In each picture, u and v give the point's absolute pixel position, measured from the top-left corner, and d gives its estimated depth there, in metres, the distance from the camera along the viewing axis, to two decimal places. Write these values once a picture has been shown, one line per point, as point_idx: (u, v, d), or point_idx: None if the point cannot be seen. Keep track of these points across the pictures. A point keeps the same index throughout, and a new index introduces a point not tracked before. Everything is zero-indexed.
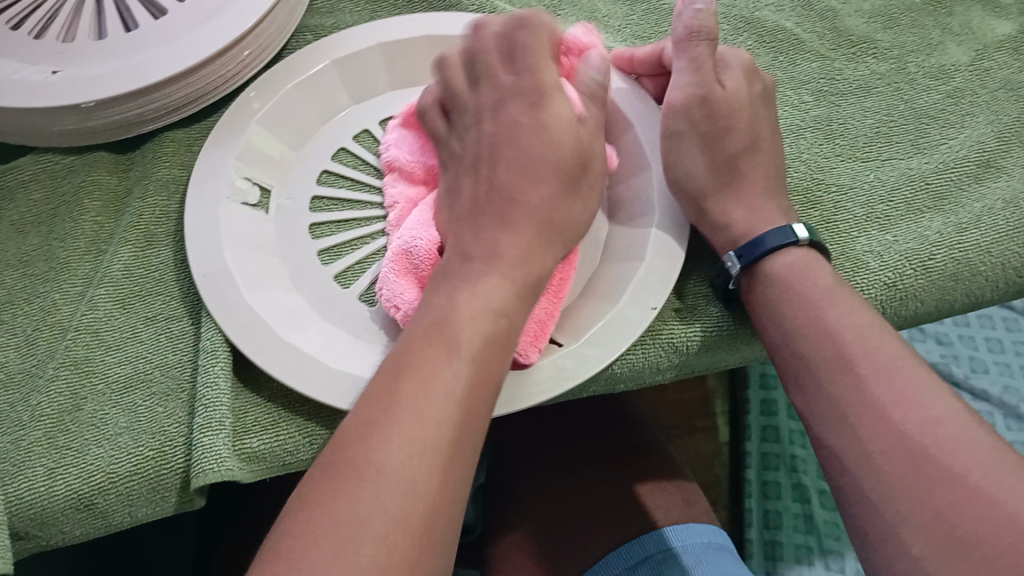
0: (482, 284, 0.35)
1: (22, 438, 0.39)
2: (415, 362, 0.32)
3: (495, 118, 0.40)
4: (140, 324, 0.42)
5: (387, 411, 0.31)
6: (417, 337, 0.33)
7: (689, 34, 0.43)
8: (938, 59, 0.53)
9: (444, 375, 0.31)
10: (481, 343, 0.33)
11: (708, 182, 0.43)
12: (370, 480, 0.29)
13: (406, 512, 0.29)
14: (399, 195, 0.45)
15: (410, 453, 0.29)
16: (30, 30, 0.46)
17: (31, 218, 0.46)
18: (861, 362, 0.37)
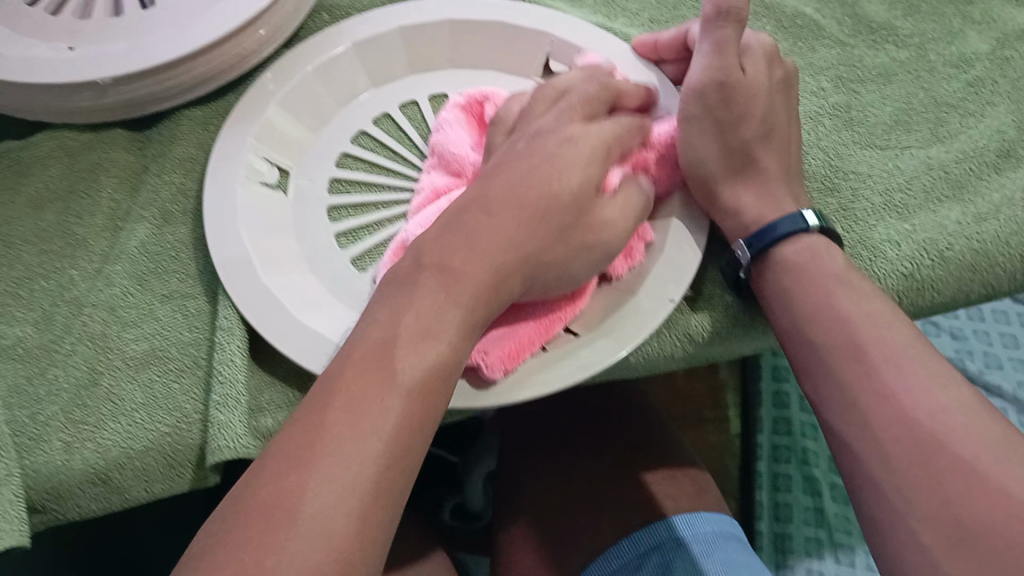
0: (435, 303, 0.34)
1: (40, 412, 0.39)
2: (349, 394, 0.31)
3: None
4: (156, 302, 0.42)
5: (314, 448, 0.30)
6: (353, 363, 0.32)
7: (718, 15, 0.42)
8: (958, 47, 0.52)
9: (376, 410, 0.31)
10: (421, 374, 0.32)
11: (720, 166, 0.42)
12: (291, 527, 0.28)
13: (326, 560, 0.28)
14: (431, 182, 0.44)
15: (336, 498, 0.29)
16: (47, 7, 0.47)
17: (47, 193, 0.46)
18: (873, 350, 0.36)
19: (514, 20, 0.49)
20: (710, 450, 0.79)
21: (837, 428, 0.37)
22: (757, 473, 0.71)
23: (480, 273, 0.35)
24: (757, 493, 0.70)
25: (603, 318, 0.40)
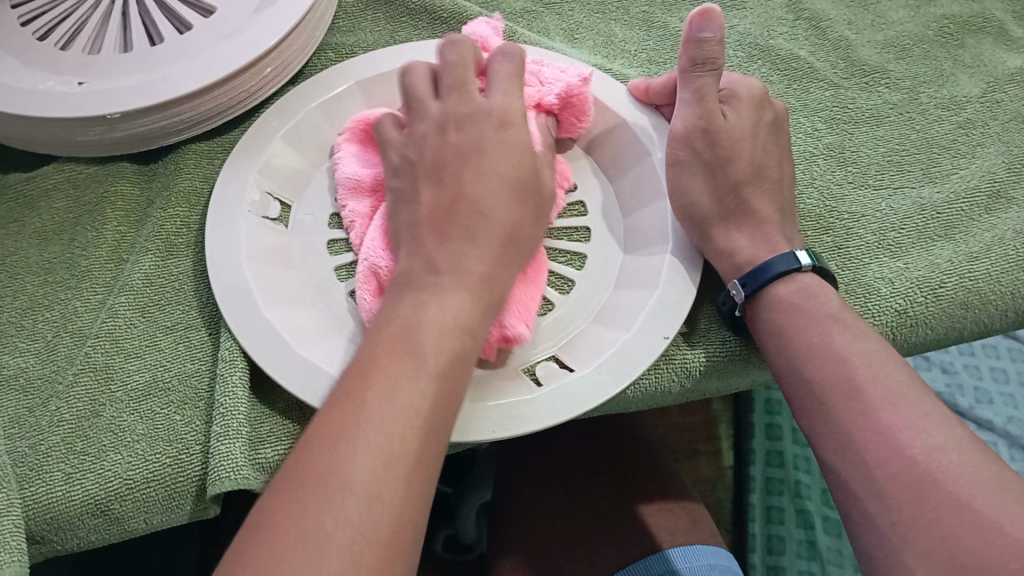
0: (442, 294, 0.34)
1: (41, 443, 0.39)
2: (380, 372, 0.31)
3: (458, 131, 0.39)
4: (159, 333, 0.42)
5: (354, 421, 0.30)
6: (380, 346, 0.33)
7: (693, 65, 0.44)
8: (949, 90, 0.54)
9: (409, 388, 0.31)
10: (448, 355, 0.33)
11: (712, 209, 0.43)
12: (336, 491, 0.28)
13: (376, 523, 0.28)
14: (352, 207, 0.45)
15: (378, 467, 0.29)
16: (56, 41, 0.48)
17: (53, 226, 0.46)
18: (868, 387, 0.37)
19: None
20: (706, 486, 0.79)
21: (834, 463, 0.37)
22: (750, 506, 0.71)
23: (458, 279, 0.35)
24: (749, 526, 0.70)
25: (599, 353, 0.41)
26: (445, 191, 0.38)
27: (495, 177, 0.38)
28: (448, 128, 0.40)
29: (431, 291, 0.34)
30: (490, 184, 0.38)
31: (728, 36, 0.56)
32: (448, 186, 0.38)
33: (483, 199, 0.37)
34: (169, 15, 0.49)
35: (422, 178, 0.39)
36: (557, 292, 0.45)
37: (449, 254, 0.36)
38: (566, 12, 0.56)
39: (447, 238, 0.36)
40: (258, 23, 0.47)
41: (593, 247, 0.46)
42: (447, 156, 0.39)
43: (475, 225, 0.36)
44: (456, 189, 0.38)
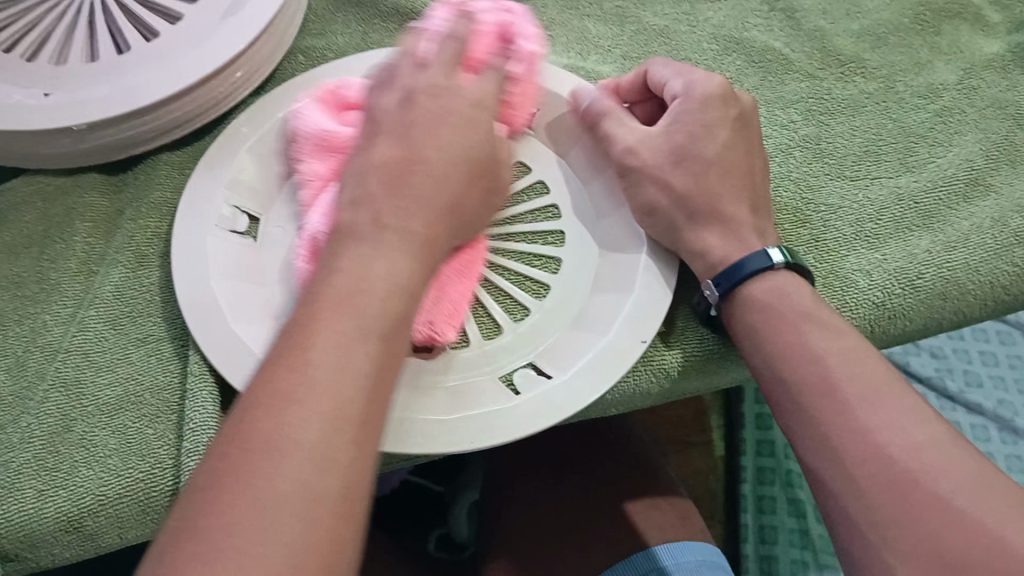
0: (390, 260, 0.33)
1: (11, 461, 0.39)
2: (325, 334, 0.30)
3: (426, 100, 0.39)
4: (131, 346, 0.42)
5: (301, 383, 0.29)
6: (324, 303, 0.31)
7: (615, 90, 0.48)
8: (926, 78, 0.53)
9: (358, 351, 0.30)
10: (392, 324, 0.32)
11: (679, 207, 0.43)
12: (284, 459, 0.27)
13: (326, 485, 0.28)
14: (312, 170, 0.44)
15: (324, 424, 0.28)
16: (22, 52, 0.47)
17: (23, 240, 0.46)
18: (844, 385, 0.36)
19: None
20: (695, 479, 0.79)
21: (812, 462, 0.37)
22: (742, 496, 0.71)
23: (407, 242, 0.35)
24: (742, 516, 0.70)
25: (576, 359, 0.41)
26: (400, 150, 0.37)
27: (455, 145, 0.38)
28: (419, 95, 0.39)
29: (379, 256, 0.33)
30: (448, 156, 0.38)
31: (702, 29, 0.55)
32: (407, 145, 0.37)
33: (437, 162, 0.37)
34: (134, 22, 0.48)
35: (381, 134, 0.38)
36: (533, 297, 0.44)
37: (397, 211, 0.35)
38: (538, 9, 0.56)
39: (399, 192, 0.36)
40: (224, 28, 0.46)
41: (566, 249, 0.46)
42: (414, 119, 0.38)
43: (423, 193, 0.36)
44: (414, 149, 0.37)
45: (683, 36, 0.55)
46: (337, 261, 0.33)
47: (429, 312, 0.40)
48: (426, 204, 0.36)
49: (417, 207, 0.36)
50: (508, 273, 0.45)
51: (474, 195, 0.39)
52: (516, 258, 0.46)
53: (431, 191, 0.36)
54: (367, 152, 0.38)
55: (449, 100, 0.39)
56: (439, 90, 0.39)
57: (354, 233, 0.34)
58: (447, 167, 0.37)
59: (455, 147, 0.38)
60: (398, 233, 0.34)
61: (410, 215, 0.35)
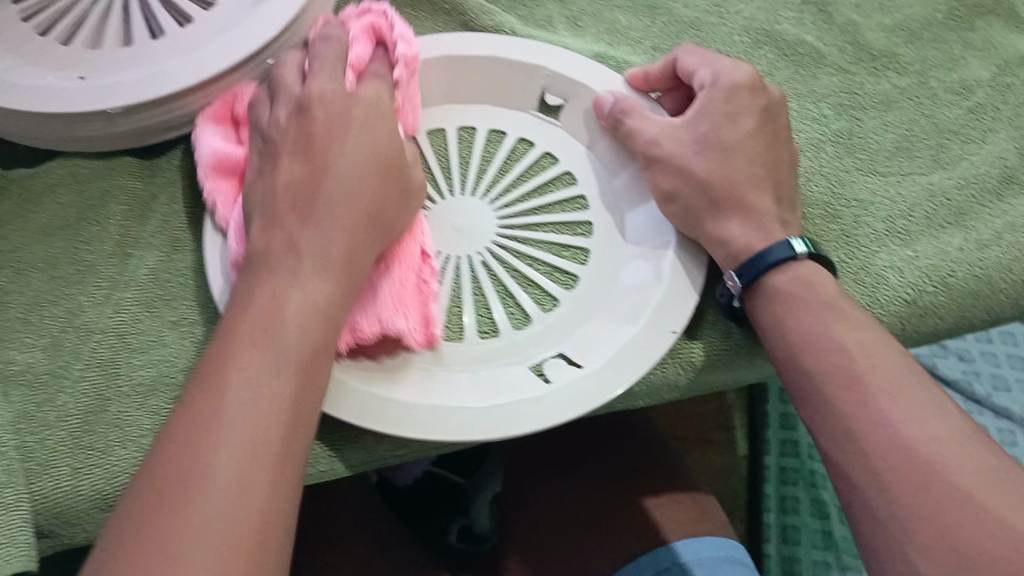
0: (305, 286, 0.34)
1: (47, 439, 0.40)
2: (237, 370, 0.31)
3: (325, 105, 0.39)
4: (165, 329, 0.43)
5: (211, 418, 0.30)
6: (236, 341, 0.33)
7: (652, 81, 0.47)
8: (959, 74, 0.53)
9: (269, 386, 0.31)
10: (308, 350, 0.33)
11: (702, 198, 0.42)
12: (195, 500, 0.28)
13: (241, 521, 0.29)
14: (216, 189, 0.44)
15: (239, 460, 0.29)
16: (58, 36, 0.48)
17: (58, 221, 0.46)
18: (867, 378, 0.36)
19: (551, 64, 0.48)
20: (716, 472, 0.79)
21: (834, 454, 0.37)
22: (766, 496, 0.71)
23: (322, 262, 0.36)
24: (765, 515, 0.70)
25: (605, 349, 0.41)
26: (307, 165, 0.38)
27: (364, 152, 0.39)
28: (313, 105, 0.39)
29: (294, 282, 0.35)
30: (356, 165, 0.38)
31: (733, 22, 0.55)
32: (315, 162, 0.38)
33: (349, 178, 0.38)
34: (169, 7, 0.49)
35: (284, 153, 0.39)
36: (563, 288, 0.45)
37: (310, 232, 0.36)
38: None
39: (311, 214, 0.37)
40: (256, 16, 0.47)
41: (595, 241, 0.46)
42: (314, 131, 0.39)
43: (337, 211, 0.37)
44: (320, 166, 0.38)
45: (713, 28, 0.55)
46: (252, 295, 0.34)
47: (368, 313, 0.39)
48: (339, 219, 0.37)
49: (330, 224, 0.37)
50: (536, 264, 0.46)
51: (395, 196, 0.39)
52: (546, 248, 0.46)
53: (347, 203, 0.37)
54: (275, 172, 0.38)
55: (353, 104, 0.40)
56: (334, 95, 0.40)
57: (270, 262, 0.35)
58: (358, 178, 0.38)
59: (360, 155, 0.39)
60: (311, 254, 0.36)
61: (326, 235, 0.36)
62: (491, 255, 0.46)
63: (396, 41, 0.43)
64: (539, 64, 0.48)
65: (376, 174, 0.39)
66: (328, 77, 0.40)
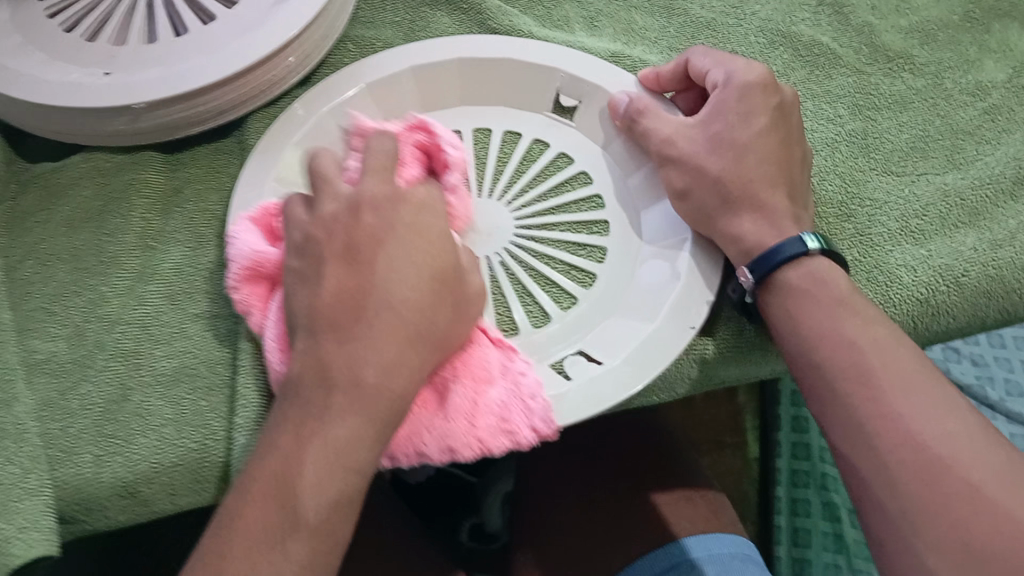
0: (330, 433, 0.33)
1: (71, 426, 0.40)
2: (251, 528, 0.33)
3: (373, 212, 0.37)
4: (188, 321, 0.43)
5: None
6: (254, 492, 0.33)
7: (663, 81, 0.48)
8: (974, 75, 0.53)
9: (276, 552, 0.32)
10: (327, 508, 0.33)
11: (717, 196, 0.43)
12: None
13: None
14: (251, 295, 0.40)
15: None
16: (83, 33, 0.48)
17: (81, 214, 0.47)
18: (880, 374, 0.37)
19: (564, 66, 0.49)
20: (728, 474, 0.79)
21: (846, 450, 0.37)
22: (778, 498, 0.72)
23: (354, 396, 0.34)
24: (776, 518, 0.71)
25: (624, 346, 0.41)
26: (350, 283, 0.36)
27: (411, 268, 0.36)
28: (361, 211, 0.37)
29: (324, 427, 0.33)
30: (406, 285, 0.36)
31: (749, 23, 0.55)
32: (354, 276, 0.36)
33: (396, 301, 0.35)
34: (192, 5, 0.49)
35: (325, 260, 0.36)
36: (579, 286, 0.45)
37: (352, 363, 0.34)
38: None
39: (348, 340, 0.35)
40: (279, 14, 0.47)
41: (611, 240, 0.46)
42: (360, 244, 0.36)
43: (375, 341, 0.35)
44: (366, 284, 0.36)
45: (729, 29, 0.55)
46: (283, 434, 0.34)
47: (432, 435, 0.37)
48: (384, 349, 0.34)
49: (369, 353, 0.34)
50: (554, 262, 0.46)
51: (446, 313, 0.36)
52: (561, 246, 0.47)
53: (392, 332, 0.35)
54: (315, 281, 0.36)
55: (398, 210, 0.37)
56: (383, 199, 0.37)
57: (308, 394, 0.34)
58: (406, 302, 0.35)
59: (412, 272, 0.36)
60: (345, 392, 0.34)
61: (362, 362, 0.34)
62: (508, 253, 0.46)
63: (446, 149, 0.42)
64: (552, 66, 0.49)
65: (427, 293, 0.36)
66: (378, 176, 0.38)
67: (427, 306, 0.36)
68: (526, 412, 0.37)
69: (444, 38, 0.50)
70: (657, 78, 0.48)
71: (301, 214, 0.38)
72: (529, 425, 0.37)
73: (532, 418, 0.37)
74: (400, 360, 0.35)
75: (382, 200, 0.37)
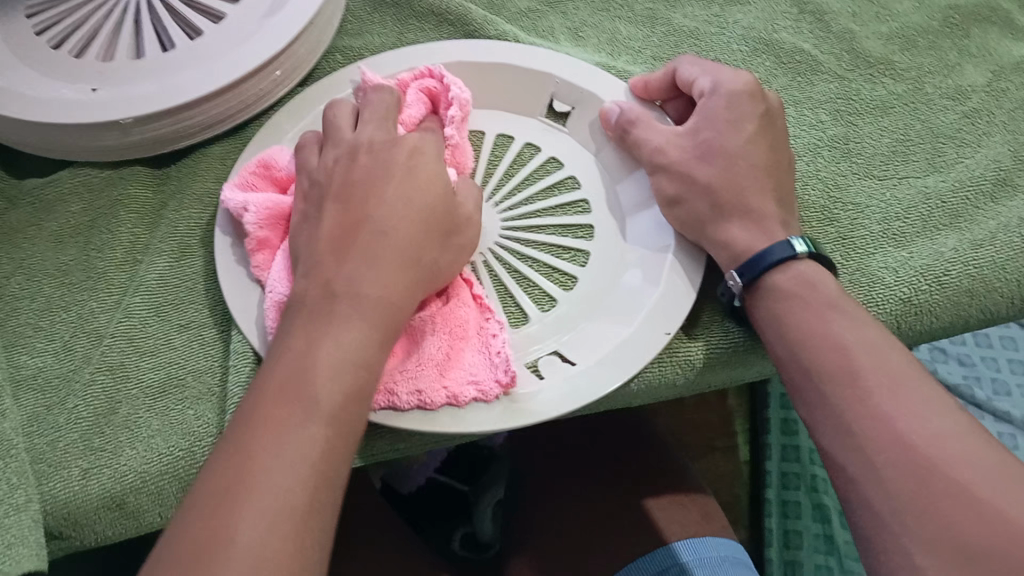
0: (335, 335, 0.34)
1: (59, 440, 0.41)
2: (267, 425, 0.31)
3: (371, 152, 0.40)
4: (174, 332, 0.43)
5: (241, 478, 0.30)
6: (264, 397, 0.33)
7: (651, 90, 0.49)
8: (954, 80, 0.54)
9: (295, 436, 0.31)
10: (340, 399, 0.33)
11: (705, 204, 0.43)
12: (225, 560, 0.28)
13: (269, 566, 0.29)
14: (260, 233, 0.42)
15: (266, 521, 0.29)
16: (71, 50, 0.49)
17: (69, 229, 0.47)
18: (867, 375, 0.37)
19: (560, 72, 0.50)
20: (720, 480, 0.79)
21: (834, 450, 0.37)
22: (767, 501, 0.71)
23: (351, 306, 0.35)
24: (765, 520, 0.71)
25: (601, 348, 0.42)
26: (347, 211, 0.38)
27: (404, 200, 0.38)
28: (359, 152, 0.40)
29: (328, 332, 0.34)
30: (399, 211, 0.38)
31: (731, 31, 0.56)
32: (352, 207, 0.38)
33: (387, 224, 0.38)
34: (180, 21, 0.50)
35: (327, 198, 0.39)
36: (560, 288, 0.45)
37: (345, 278, 0.36)
38: (571, 11, 0.57)
39: (345, 260, 0.37)
40: (266, 29, 0.48)
41: (596, 244, 0.47)
42: (358, 178, 0.39)
43: (372, 259, 0.37)
44: (362, 212, 0.38)
45: (712, 38, 0.56)
46: (286, 352, 0.34)
47: (405, 381, 0.39)
48: (375, 264, 0.36)
49: (366, 268, 0.36)
50: (536, 264, 0.46)
51: (437, 244, 0.39)
52: (546, 249, 0.47)
53: (386, 251, 0.37)
54: (317, 221, 0.39)
55: (394, 149, 0.40)
56: (380, 140, 0.41)
57: (305, 306, 0.36)
58: (398, 228, 0.38)
59: (406, 201, 0.38)
60: (346, 302, 0.35)
61: (359, 280, 0.36)
62: (493, 255, 0.46)
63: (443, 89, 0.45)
64: (547, 72, 0.50)
65: (416, 218, 0.38)
66: (379, 124, 0.41)
67: (416, 232, 0.38)
68: (492, 368, 0.39)
69: (441, 44, 0.52)
70: (645, 85, 0.49)
71: (312, 163, 0.42)
72: (495, 379, 0.39)
73: (498, 373, 0.39)
74: (394, 281, 0.36)
75: (382, 142, 0.41)
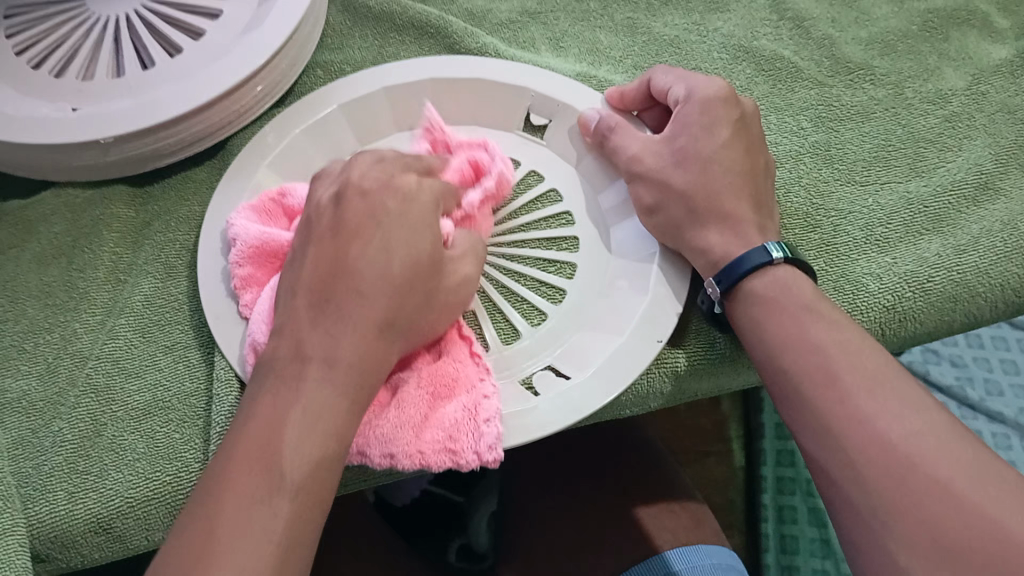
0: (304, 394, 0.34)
1: (44, 465, 0.40)
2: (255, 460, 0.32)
3: (361, 199, 0.39)
4: (159, 353, 0.43)
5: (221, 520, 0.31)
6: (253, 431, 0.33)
7: (630, 100, 0.48)
8: (935, 84, 0.54)
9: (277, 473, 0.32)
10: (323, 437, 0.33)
11: (682, 212, 0.43)
12: None
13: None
14: (250, 273, 0.42)
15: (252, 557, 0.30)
16: (50, 69, 0.49)
17: (52, 250, 0.47)
18: (845, 376, 0.37)
19: (537, 85, 0.50)
20: (714, 486, 0.79)
21: (818, 453, 0.37)
22: (763, 506, 0.72)
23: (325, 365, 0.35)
24: (762, 525, 0.72)
25: (592, 360, 0.42)
26: (333, 260, 0.37)
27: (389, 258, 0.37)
28: (349, 195, 0.39)
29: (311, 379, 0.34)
30: (383, 269, 0.37)
31: (712, 39, 0.56)
32: (335, 256, 0.37)
33: (367, 281, 0.37)
34: (159, 38, 0.50)
35: (316, 240, 0.38)
36: (548, 301, 0.45)
37: (321, 339, 0.36)
38: (551, 21, 0.57)
39: (325, 313, 0.36)
40: (245, 43, 0.48)
41: (581, 255, 0.47)
42: (347, 225, 0.38)
43: (360, 300, 0.36)
44: (347, 261, 0.37)
45: (693, 46, 0.56)
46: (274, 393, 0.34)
47: (379, 440, 0.38)
48: (352, 328, 0.36)
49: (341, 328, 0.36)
50: (522, 279, 0.46)
51: (418, 302, 0.38)
52: (532, 263, 0.47)
53: (363, 311, 0.36)
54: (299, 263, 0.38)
55: (381, 198, 0.39)
56: (369, 183, 0.39)
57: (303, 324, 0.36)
58: (377, 293, 0.37)
59: (387, 263, 0.37)
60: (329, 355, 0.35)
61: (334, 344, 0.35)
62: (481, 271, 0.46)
63: (492, 165, 0.46)
64: (524, 85, 0.50)
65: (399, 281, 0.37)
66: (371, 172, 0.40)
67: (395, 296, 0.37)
68: (473, 437, 0.38)
69: (421, 59, 0.51)
70: (625, 96, 0.48)
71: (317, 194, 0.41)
72: (474, 450, 0.37)
73: (477, 443, 0.38)
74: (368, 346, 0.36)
75: (369, 190, 0.39)
